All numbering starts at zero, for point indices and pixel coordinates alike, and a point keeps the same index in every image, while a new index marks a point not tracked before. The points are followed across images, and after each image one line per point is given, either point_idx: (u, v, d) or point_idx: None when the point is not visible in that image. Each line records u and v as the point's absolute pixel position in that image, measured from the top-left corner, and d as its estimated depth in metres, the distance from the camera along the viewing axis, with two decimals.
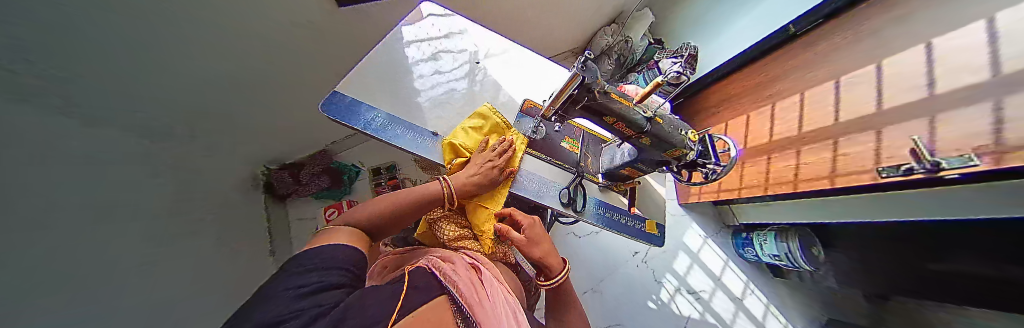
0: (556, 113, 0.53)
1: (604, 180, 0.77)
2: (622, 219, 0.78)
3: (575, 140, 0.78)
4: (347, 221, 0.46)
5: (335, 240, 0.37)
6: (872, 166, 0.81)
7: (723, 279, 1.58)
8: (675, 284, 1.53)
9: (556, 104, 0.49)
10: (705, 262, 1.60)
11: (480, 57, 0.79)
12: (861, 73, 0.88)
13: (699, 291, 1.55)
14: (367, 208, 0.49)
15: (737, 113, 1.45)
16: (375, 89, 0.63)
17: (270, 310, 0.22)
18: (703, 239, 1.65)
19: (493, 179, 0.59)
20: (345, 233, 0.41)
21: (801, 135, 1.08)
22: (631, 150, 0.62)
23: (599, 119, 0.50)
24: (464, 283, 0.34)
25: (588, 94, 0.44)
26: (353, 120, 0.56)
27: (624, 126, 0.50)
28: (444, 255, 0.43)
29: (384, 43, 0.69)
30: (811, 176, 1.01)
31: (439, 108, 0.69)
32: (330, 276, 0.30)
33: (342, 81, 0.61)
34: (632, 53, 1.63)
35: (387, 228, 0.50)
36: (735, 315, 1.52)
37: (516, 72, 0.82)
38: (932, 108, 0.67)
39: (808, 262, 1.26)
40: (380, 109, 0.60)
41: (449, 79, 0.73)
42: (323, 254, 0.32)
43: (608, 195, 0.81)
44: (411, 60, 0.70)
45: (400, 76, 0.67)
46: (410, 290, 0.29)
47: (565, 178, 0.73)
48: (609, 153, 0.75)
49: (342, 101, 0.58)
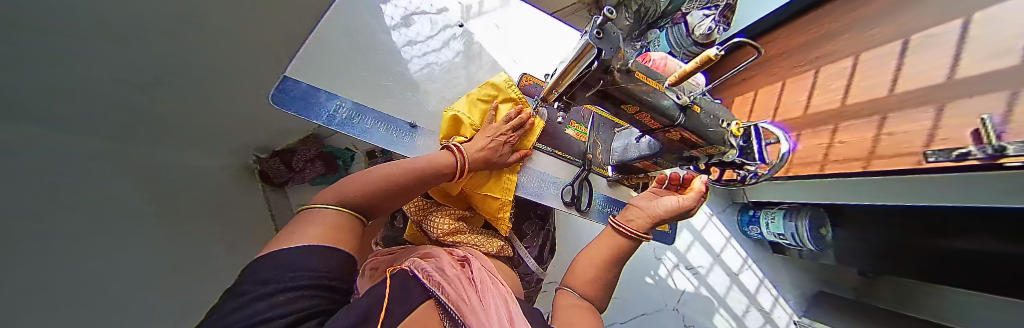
0: (560, 97, 0.44)
1: (614, 174, 0.71)
2: None
3: (583, 126, 0.70)
4: (330, 203, 0.31)
5: (317, 231, 0.26)
6: (920, 149, 0.70)
7: (723, 255, 1.61)
8: (673, 261, 1.57)
9: (561, 85, 0.40)
10: (706, 239, 1.61)
11: (464, 20, 0.67)
12: (939, 30, 0.73)
13: (698, 267, 1.58)
14: (358, 183, 0.35)
15: (771, 81, 1.28)
16: (337, 69, 0.53)
17: (238, 316, 0.15)
18: (708, 218, 1.63)
19: (501, 157, 0.53)
20: (325, 224, 0.28)
21: (843, 109, 0.95)
22: (650, 143, 0.56)
23: (616, 106, 0.43)
24: (450, 283, 0.30)
25: (604, 77, 0.36)
26: (312, 114, 0.48)
27: (650, 116, 0.43)
28: (428, 253, 0.40)
29: (346, 5, 0.57)
30: (843, 157, 0.91)
31: (419, 85, 0.60)
32: (320, 284, 0.22)
33: (294, 63, 0.51)
34: (655, 3, 1.39)
35: (385, 207, 0.38)
36: (729, 288, 1.58)
37: (509, 37, 0.70)
38: (1016, 79, 0.55)
39: (814, 243, 1.22)
40: (343, 96, 0.51)
41: (427, 49, 0.62)
42: (301, 252, 0.23)
43: (618, 190, 0.74)
44: (382, 27, 0.59)
45: (368, 49, 0.57)
46: (392, 296, 0.25)
47: (568, 173, 0.66)
48: (622, 141, 0.67)
49: (294, 90, 0.49)
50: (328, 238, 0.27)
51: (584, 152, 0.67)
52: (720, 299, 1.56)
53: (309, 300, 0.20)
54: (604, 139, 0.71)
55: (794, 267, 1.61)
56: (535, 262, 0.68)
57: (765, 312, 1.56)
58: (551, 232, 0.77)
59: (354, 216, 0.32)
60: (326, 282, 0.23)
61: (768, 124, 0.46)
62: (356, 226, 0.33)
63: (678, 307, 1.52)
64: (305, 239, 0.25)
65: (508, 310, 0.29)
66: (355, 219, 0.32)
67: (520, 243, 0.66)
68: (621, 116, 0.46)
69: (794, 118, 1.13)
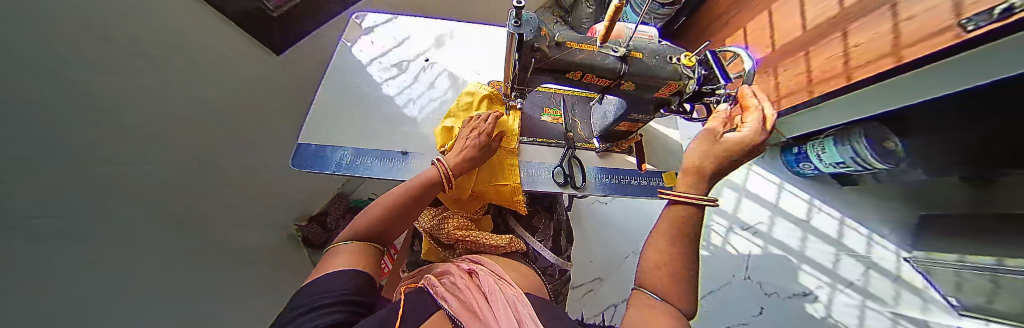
0: (515, 86, 0.47)
1: (601, 144, 0.69)
2: (631, 181, 0.67)
3: (557, 110, 0.71)
4: (346, 240, 0.35)
5: (342, 261, 0.30)
6: (953, 21, 0.60)
7: (781, 204, 1.36)
8: (725, 224, 1.28)
9: (508, 77, 0.44)
10: (753, 189, 1.38)
11: (428, 55, 0.74)
12: None
13: (756, 224, 1.29)
14: (362, 216, 0.38)
15: (755, 12, 1.24)
16: (336, 127, 0.60)
17: None
18: (746, 170, 1.45)
19: (485, 153, 0.52)
20: (343, 257, 0.31)
21: (844, 12, 0.88)
22: (619, 102, 0.56)
23: (564, 77, 0.45)
24: (460, 300, 0.28)
25: (534, 55, 0.39)
26: (324, 166, 0.54)
27: (594, 76, 0.44)
28: (442, 268, 0.38)
29: (332, 71, 0.66)
30: (867, 60, 0.81)
31: (404, 120, 0.65)
32: (346, 300, 0.24)
33: (303, 133, 0.57)
34: None
35: (397, 229, 0.40)
36: (804, 239, 1.27)
37: (469, 55, 0.77)
38: None
39: (884, 161, 1.06)
40: (345, 145, 0.57)
41: (405, 88, 0.69)
42: (335, 276, 0.27)
43: (611, 159, 0.71)
44: (364, 82, 0.67)
45: (356, 102, 0.64)
46: (408, 308, 0.26)
47: (557, 155, 0.66)
48: (599, 112, 0.67)
49: (307, 151, 0.55)
50: (354, 263, 0.30)
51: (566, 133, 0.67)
52: (800, 254, 1.22)
53: (337, 312, 0.22)
54: (581, 118, 0.72)
55: (875, 197, 1.37)
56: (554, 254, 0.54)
57: (859, 256, 1.24)
58: (566, 224, 0.63)
59: (371, 244, 0.36)
60: (355, 297, 0.25)
61: (734, 48, 0.43)
62: (374, 252, 0.35)
63: (755, 276, 1.16)
64: (340, 265, 0.29)
65: (523, 313, 0.25)
66: (371, 246, 0.35)
67: (535, 237, 0.54)
68: (576, 87, 0.48)
69: (796, 38, 1.05)
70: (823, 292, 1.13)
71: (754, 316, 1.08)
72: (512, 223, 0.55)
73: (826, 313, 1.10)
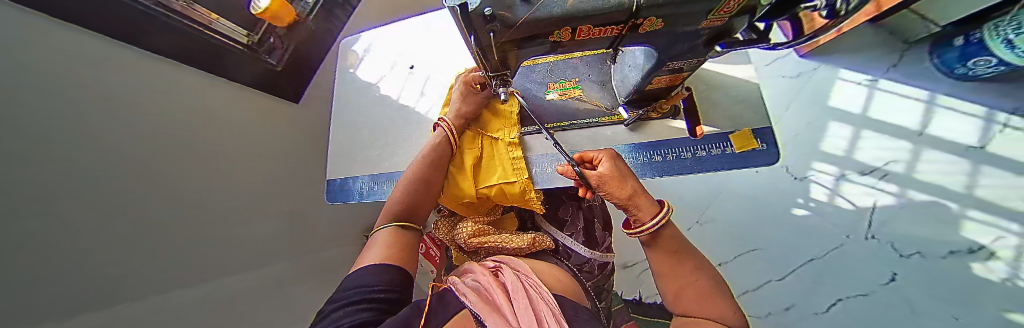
0: (493, 73, 0.30)
1: (635, 115, 0.40)
2: (688, 155, 0.38)
3: (566, 81, 0.44)
4: (387, 222, 0.35)
5: (376, 252, 0.30)
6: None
7: (933, 130, 0.92)
8: (830, 173, 0.96)
9: (479, 64, 0.29)
10: (879, 117, 0.97)
11: (412, 60, 0.58)
12: None
13: (883, 165, 0.92)
14: (386, 211, 0.36)
15: None
16: (355, 161, 0.53)
17: None
18: (867, 88, 1.01)
19: (479, 102, 0.43)
20: (382, 245, 0.31)
21: None
22: (642, 52, 0.31)
23: (542, 41, 0.23)
24: (487, 300, 0.25)
25: (491, 28, 0.21)
26: (348, 196, 0.51)
27: (596, 28, 0.20)
28: (466, 268, 0.36)
29: (336, 101, 0.59)
30: None
31: (409, 134, 0.53)
32: (374, 295, 0.24)
33: (330, 164, 0.54)
34: None
35: (426, 205, 0.38)
36: (975, 173, 0.85)
37: (449, 35, 0.60)
38: None
39: None
40: (360, 172, 0.51)
41: (400, 98, 0.56)
42: (368, 270, 0.27)
43: (652, 130, 0.41)
44: (361, 107, 0.57)
45: (359, 129, 0.55)
46: (431, 310, 0.24)
47: (575, 139, 0.42)
48: (620, 70, 0.39)
49: (334, 186, 0.52)
50: (386, 256, 0.29)
51: (580, 113, 0.43)
52: (961, 197, 0.84)
53: (360, 311, 0.21)
54: (590, 76, 0.44)
55: None
56: (588, 247, 0.48)
57: None
58: (599, 211, 0.53)
59: (404, 233, 0.34)
60: (382, 293, 0.24)
61: None
62: (412, 236, 0.35)
63: (883, 234, 0.88)
64: (375, 259, 0.29)
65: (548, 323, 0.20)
66: (410, 229, 0.35)
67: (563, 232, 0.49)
68: (570, 49, 0.27)
69: None
70: (1004, 247, 0.78)
71: (881, 285, 0.84)
72: (540, 219, 0.50)
73: (1011, 274, 0.76)
